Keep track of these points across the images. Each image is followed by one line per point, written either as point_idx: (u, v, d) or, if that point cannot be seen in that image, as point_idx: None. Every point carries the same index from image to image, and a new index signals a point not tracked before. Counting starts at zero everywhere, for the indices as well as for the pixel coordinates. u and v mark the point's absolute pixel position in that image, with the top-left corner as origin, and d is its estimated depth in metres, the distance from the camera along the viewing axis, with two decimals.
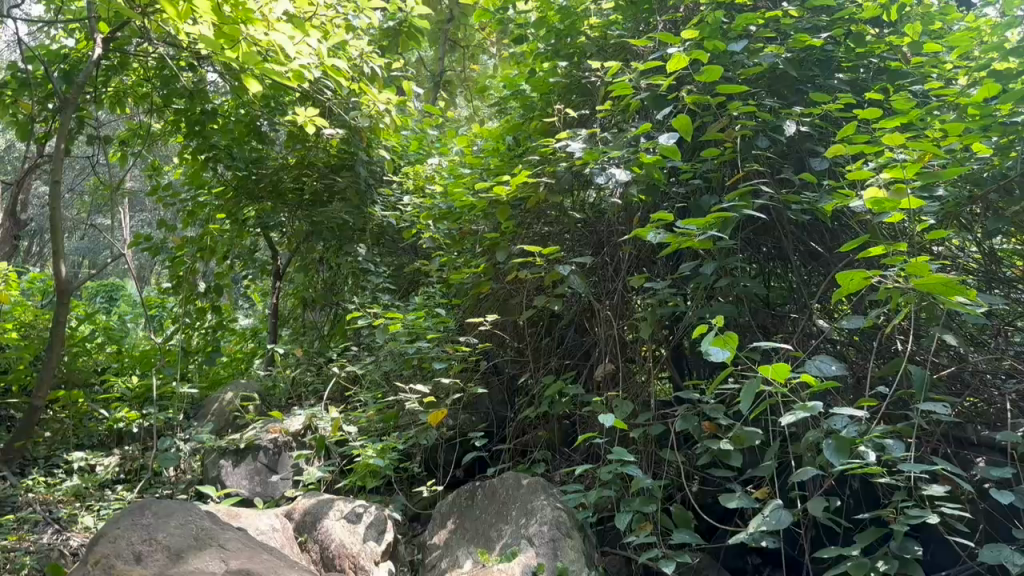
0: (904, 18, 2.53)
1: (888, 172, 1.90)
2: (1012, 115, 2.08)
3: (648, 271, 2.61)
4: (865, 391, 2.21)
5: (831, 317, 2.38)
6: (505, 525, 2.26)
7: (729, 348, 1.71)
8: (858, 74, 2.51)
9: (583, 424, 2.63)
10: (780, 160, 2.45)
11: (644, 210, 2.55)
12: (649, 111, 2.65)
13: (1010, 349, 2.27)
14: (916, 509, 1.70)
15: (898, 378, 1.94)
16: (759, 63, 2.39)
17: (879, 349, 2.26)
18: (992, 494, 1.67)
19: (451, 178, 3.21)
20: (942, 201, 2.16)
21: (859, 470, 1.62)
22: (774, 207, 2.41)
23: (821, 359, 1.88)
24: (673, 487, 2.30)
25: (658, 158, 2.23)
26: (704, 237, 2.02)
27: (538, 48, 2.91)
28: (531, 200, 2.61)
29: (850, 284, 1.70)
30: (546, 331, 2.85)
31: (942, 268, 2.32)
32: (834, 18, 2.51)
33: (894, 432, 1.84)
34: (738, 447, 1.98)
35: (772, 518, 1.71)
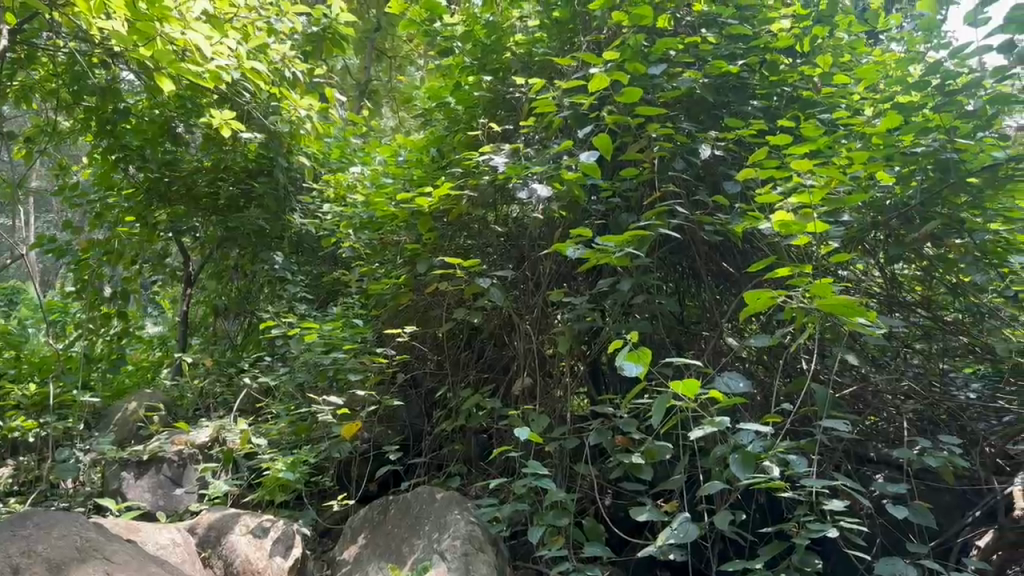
0: (817, 49, 2.61)
1: (797, 196, 1.98)
2: (914, 146, 2.16)
3: (568, 286, 2.64)
4: (771, 409, 2.30)
5: (741, 335, 2.44)
6: (417, 539, 2.24)
7: (642, 363, 1.73)
8: (772, 102, 2.59)
9: (500, 438, 2.62)
10: (695, 181, 2.50)
11: (564, 225, 2.57)
12: (572, 129, 2.68)
13: (908, 370, 2.37)
14: (817, 523, 1.75)
15: (802, 395, 2.01)
16: (678, 87, 2.47)
17: (786, 367, 2.33)
18: (888, 508, 1.73)
19: (373, 187, 3.17)
20: (847, 227, 2.25)
21: (763, 484, 1.66)
22: (690, 227, 2.46)
23: (730, 375, 1.92)
24: (586, 501, 2.31)
25: (579, 176, 2.26)
26: (621, 253, 2.05)
27: (463, 61, 2.90)
28: (453, 212, 2.58)
29: (757, 304, 1.75)
30: (465, 343, 2.83)
31: (846, 290, 2.40)
32: (750, 47, 2.60)
33: (797, 447, 1.89)
34: (651, 461, 2.00)
35: (680, 532, 1.74)
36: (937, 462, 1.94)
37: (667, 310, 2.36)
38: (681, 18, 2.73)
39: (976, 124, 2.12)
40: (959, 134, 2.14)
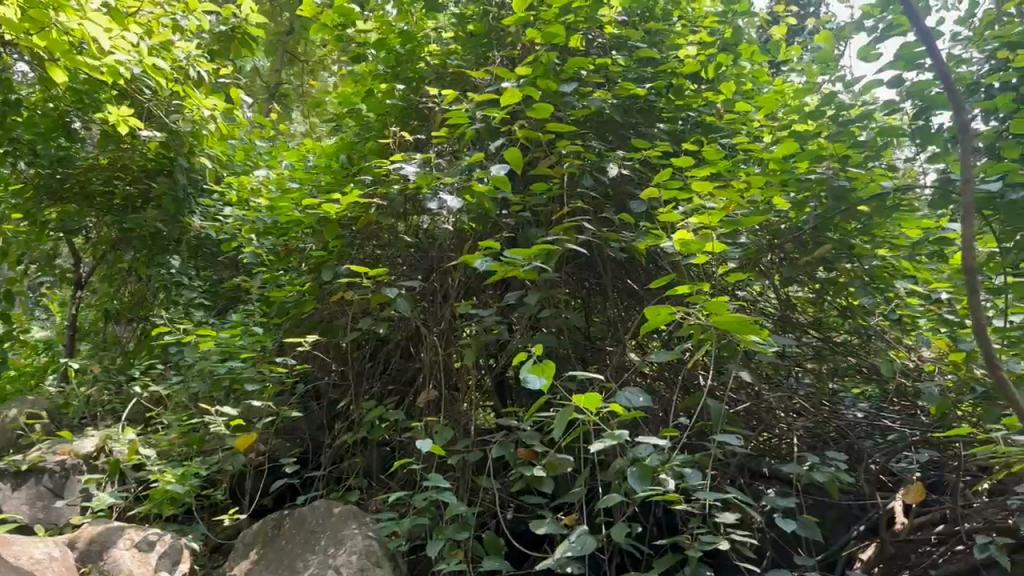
0: (722, 77, 2.70)
1: (697, 217, 2.05)
2: (809, 173, 2.26)
3: (476, 299, 2.63)
4: (669, 422, 2.32)
5: (643, 351, 2.49)
6: (312, 554, 2.18)
7: (546, 376, 1.74)
8: (677, 126, 2.67)
9: (401, 451, 2.59)
10: (603, 201, 2.55)
11: (474, 238, 2.56)
12: (483, 142, 2.67)
13: (798, 389, 2.48)
14: (710, 535, 1.79)
15: (698, 410, 2.06)
16: (588, 107, 2.50)
17: (684, 383, 2.39)
18: (776, 522, 1.78)
19: (278, 192, 3.11)
20: (745, 248, 2.33)
21: (659, 497, 1.69)
22: (596, 244, 2.49)
23: (630, 390, 1.95)
24: (487, 515, 2.30)
25: (489, 188, 2.26)
26: (529, 266, 2.06)
27: (377, 68, 2.90)
28: (360, 220, 2.54)
29: (657, 319, 1.78)
30: (370, 354, 2.79)
31: (743, 309, 2.47)
32: (657, 71, 2.67)
33: (693, 461, 1.94)
34: (552, 474, 2.01)
35: (577, 544, 1.76)
36: (824, 477, 2.01)
37: (572, 324, 2.38)
38: (593, 39, 2.78)
39: (867, 153, 2.22)
40: (852, 162, 2.23)
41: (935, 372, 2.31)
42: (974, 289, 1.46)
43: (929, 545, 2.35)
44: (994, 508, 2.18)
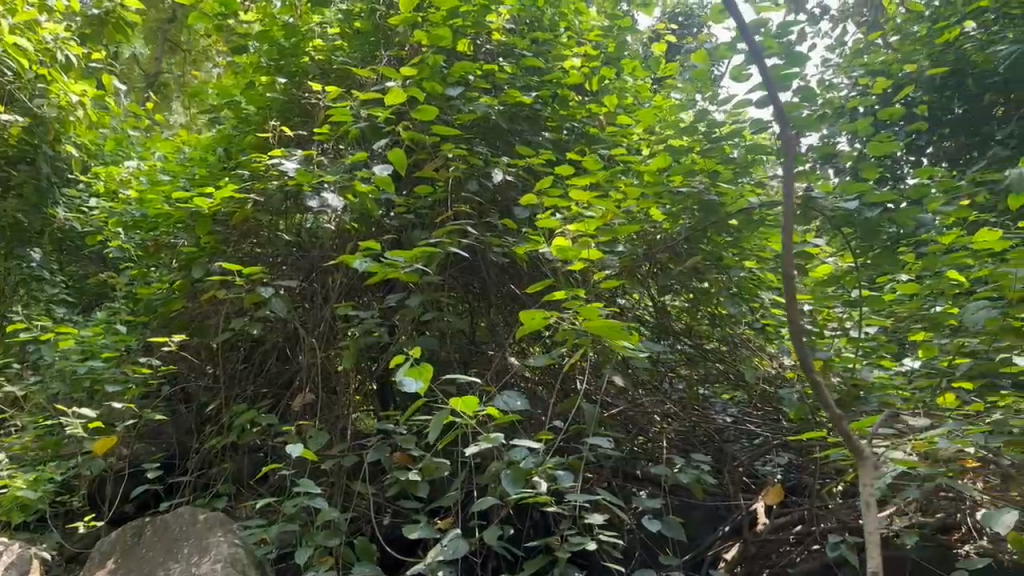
0: (605, 90, 2.76)
1: (575, 224, 2.10)
2: (682, 186, 2.30)
3: (356, 301, 2.56)
4: (545, 426, 2.35)
5: (522, 355, 2.49)
6: (174, 563, 2.10)
7: (423, 379, 1.70)
8: (562, 135, 2.69)
9: (273, 455, 2.52)
10: (487, 205, 2.51)
11: (355, 238, 2.52)
12: (367, 141, 2.63)
13: (673, 393, 2.55)
14: (579, 537, 1.82)
15: (573, 413, 2.09)
16: (473, 111, 2.49)
17: (562, 385, 2.41)
18: (644, 522, 1.83)
19: (147, 184, 2.97)
20: (622, 256, 2.38)
21: (530, 499, 1.71)
22: (479, 248, 2.49)
23: (508, 393, 1.95)
24: (361, 520, 2.26)
25: (372, 188, 2.21)
26: (410, 268, 2.03)
27: (259, 61, 2.81)
28: (236, 217, 2.46)
29: (533, 323, 1.76)
30: (244, 355, 2.70)
31: (620, 316, 2.53)
32: (543, 80, 2.70)
33: (565, 463, 1.96)
34: (427, 478, 2.00)
35: (450, 548, 1.77)
36: (689, 480, 2.08)
37: (453, 327, 2.38)
38: (481, 45, 2.76)
39: (737, 170, 2.28)
40: (722, 178, 2.30)
41: (796, 379, 2.46)
42: (791, 301, 1.54)
43: (788, 545, 2.46)
44: (847, 509, 2.31)
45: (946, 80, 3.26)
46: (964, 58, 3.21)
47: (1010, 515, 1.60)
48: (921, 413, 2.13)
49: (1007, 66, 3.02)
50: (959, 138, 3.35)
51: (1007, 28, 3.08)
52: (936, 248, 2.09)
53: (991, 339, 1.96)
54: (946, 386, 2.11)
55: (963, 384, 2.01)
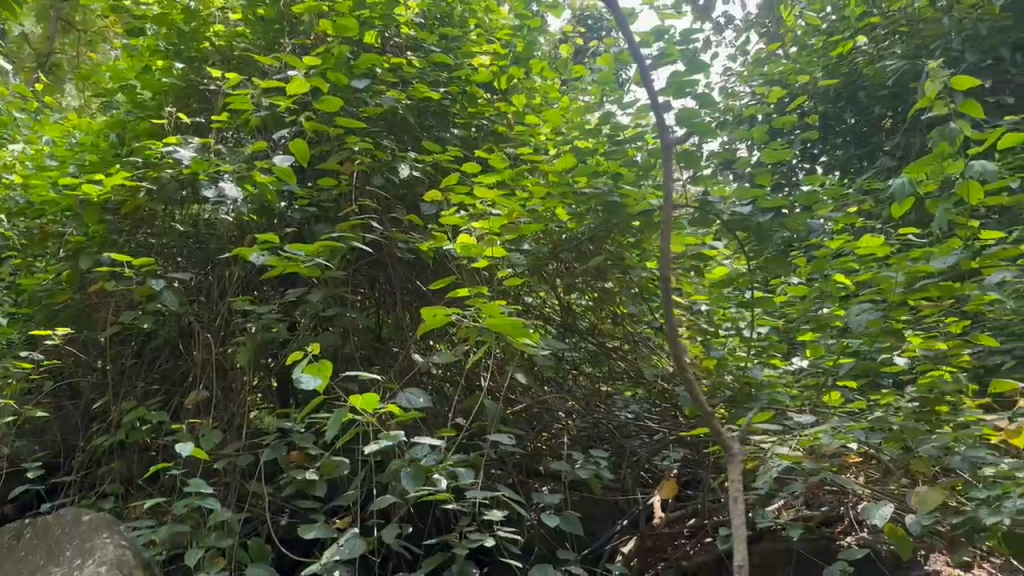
0: (513, 88, 2.76)
1: (480, 221, 2.10)
2: (587, 187, 2.31)
3: (255, 295, 2.50)
4: (446, 424, 2.33)
5: (426, 352, 2.44)
6: (56, 567, 2.02)
7: (322, 377, 1.65)
8: (470, 132, 2.69)
9: (165, 454, 2.43)
10: (393, 200, 2.49)
11: (254, 231, 2.45)
12: (267, 131, 2.56)
13: (577, 391, 2.58)
14: (478, 534, 1.81)
15: (475, 410, 2.10)
16: (380, 105, 2.45)
17: (467, 382, 2.37)
18: (543, 517, 1.86)
19: (33, 168, 2.83)
20: (528, 255, 2.39)
21: (430, 498, 1.69)
22: (384, 243, 2.45)
23: (411, 391, 1.93)
24: (256, 520, 2.21)
25: (271, 179, 2.15)
26: (310, 263, 1.98)
27: (157, 45, 2.72)
28: (127, 205, 2.36)
29: (434, 320, 1.73)
30: (135, 349, 2.60)
31: (525, 314, 2.54)
32: (452, 76, 2.69)
33: (466, 460, 1.96)
34: (324, 477, 1.96)
35: (346, 547, 1.75)
36: (587, 475, 2.11)
37: (356, 324, 2.34)
38: (389, 38, 2.75)
39: (639, 173, 2.29)
40: (625, 179, 2.32)
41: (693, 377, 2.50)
42: (672, 333, 1.69)
43: (684, 538, 2.52)
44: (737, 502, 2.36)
45: (840, 92, 3.42)
46: (856, 72, 3.36)
47: (885, 508, 1.71)
48: (807, 410, 2.22)
49: (895, 81, 3.18)
50: (850, 148, 3.51)
51: (896, 44, 3.24)
52: (825, 253, 2.17)
53: (873, 340, 2.05)
54: (831, 384, 2.20)
55: (846, 382, 2.10)
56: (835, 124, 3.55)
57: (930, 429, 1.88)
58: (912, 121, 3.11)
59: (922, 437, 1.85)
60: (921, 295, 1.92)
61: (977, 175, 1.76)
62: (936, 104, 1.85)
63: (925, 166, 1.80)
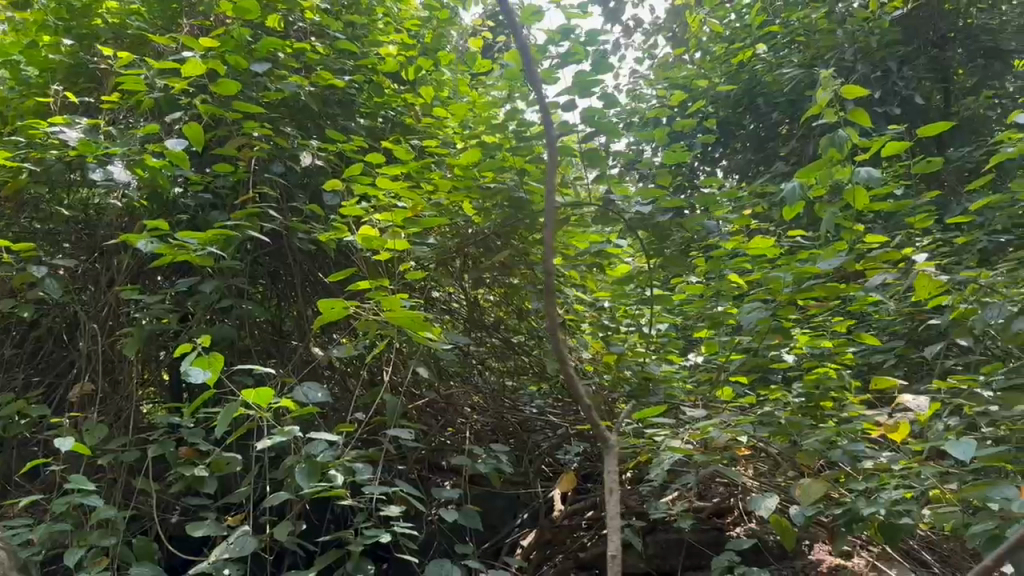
0: (421, 80, 2.73)
1: (383, 213, 2.07)
2: (492, 182, 2.30)
3: (145, 284, 2.39)
4: (344, 419, 2.29)
5: (327, 345, 2.39)
6: None
7: (212, 370, 1.60)
8: (376, 122, 2.66)
9: (46, 450, 2.32)
10: (294, 189, 2.43)
11: (146, 218, 2.35)
12: (162, 113, 2.46)
13: (482, 385, 2.57)
14: (374, 530, 1.79)
15: (374, 406, 2.07)
16: (281, 90, 2.38)
17: (368, 376, 2.33)
18: (441, 512, 1.85)
19: None
20: (432, 248, 2.37)
21: (324, 494, 1.66)
22: (283, 233, 2.39)
23: (308, 385, 1.89)
24: (143, 518, 2.12)
25: (165, 164, 2.07)
26: (202, 251, 1.92)
27: (45, 18, 2.54)
28: (7, 186, 2.23)
29: (330, 313, 1.70)
30: (14, 339, 2.47)
31: (428, 308, 2.52)
32: (357, 64, 2.64)
33: (364, 455, 1.93)
34: (215, 473, 1.90)
35: (237, 545, 1.70)
36: (487, 469, 2.11)
37: (252, 316, 2.27)
38: (293, 22, 2.67)
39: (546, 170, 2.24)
40: (532, 175, 2.27)
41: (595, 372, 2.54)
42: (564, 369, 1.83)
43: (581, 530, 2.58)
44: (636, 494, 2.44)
45: (740, 97, 3.53)
46: (756, 78, 3.45)
47: (770, 499, 1.78)
48: (701, 405, 2.29)
49: (791, 88, 3.29)
50: (749, 152, 3.62)
51: (793, 54, 3.36)
52: (722, 253, 2.23)
53: (763, 337, 2.13)
54: (724, 379, 2.27)
55: (738, 378, 2.20)
56: (735, 129, 3.64)
57: (815, 423, 1.96)
58: (806, 128, 3.23)
59: (806, 431, 1.92)
60: (808, 295, 2.01)
61: (863, 182, 1.84)
62: (827, 112, 1.93)
63: (817, 170, 1.87)
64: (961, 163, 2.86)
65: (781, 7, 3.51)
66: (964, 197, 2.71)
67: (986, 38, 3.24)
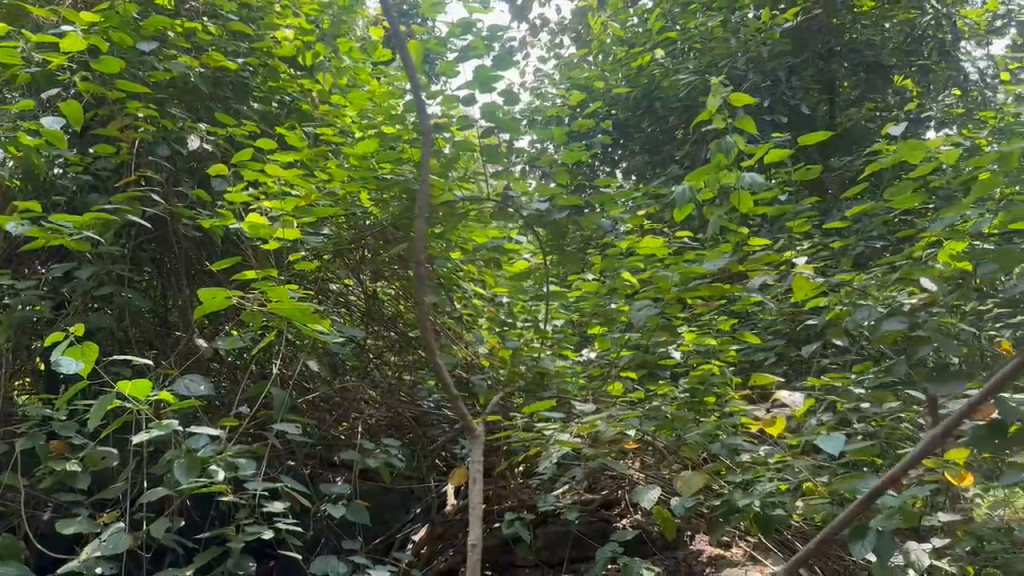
0: (319, 67, 2.68)
1: (273, 201, 2.01)
2: (390, 174, 2.21)
3: (18, 269, 2.27)
4: (229, 412, 2.22)
5: (213, 336, 2.31)
6: None
7: (84, 359, 1.53)
8: (270, 107, 2.60)
9: None
10: (180, 173, 2.34)
11: (20, 198, 2.23)
12: (39, 88, 2.34)
13: (375, 379, 2.54)
14: (257, 526, 1.74)
15: (260, 399, 2.01)
16: (169, 70, 2.29)
17: (257, 369, 2.26)
18: (327, 508, 1.82)
19: None
20: (325, 239, 2.32)
21: (203, 490, 1.59)
22: (169, 219, 2.30)
23: (190, 377, 1.82)
24: (11, 515, 2.01)
25: (39, 142, 1.96)
26: (78, 236, 1.83)
27: None
28: None
29: (211, 303, 1.64)
30: None
31: (321, 299, 2.47)
32: (252, 47, 2.57)
33: (248, 450, 1.87)
34: (88, 468, 1.81)
35: (110, 543, 1.62)
36: (377, 465, 2.08)
37: (134, 305, 2.18)
38: (184, 1, 2.61)
39: (446, 164, 2.23)
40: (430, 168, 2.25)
41: (489, 367, 2.55)
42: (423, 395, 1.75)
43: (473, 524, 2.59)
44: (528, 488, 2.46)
45: (640, 101, 3.61)
46: (653, 83, 3.54)
47: (653, 491, 1.83)
48: (591, 400, 2.33)
49: (686, 94, 3.39)
50: (647, 154, 3.71)
51: (689, 60, 3.46)
52: (615, 252, 2.28)
53: (651, 334, 2.18)
54: (614, 374, 2.31)
55: (628, 374, 2.24)
56: (633, 131, 3.73)
57: (698, 418, 2.02)
58: (699, 133, 3.33)
59: (689, 425, 1.98)
60: (693, 294, 2.08)
61: (747, 187, 1.90)
62: (717, 118, 1.98)
63: (706, 174, 1.92)
64: (842, 171, 3.00)
65: (680, 14, 3.61)
66: (843, 205, 2.85)
67: (869, 53, 3.41)
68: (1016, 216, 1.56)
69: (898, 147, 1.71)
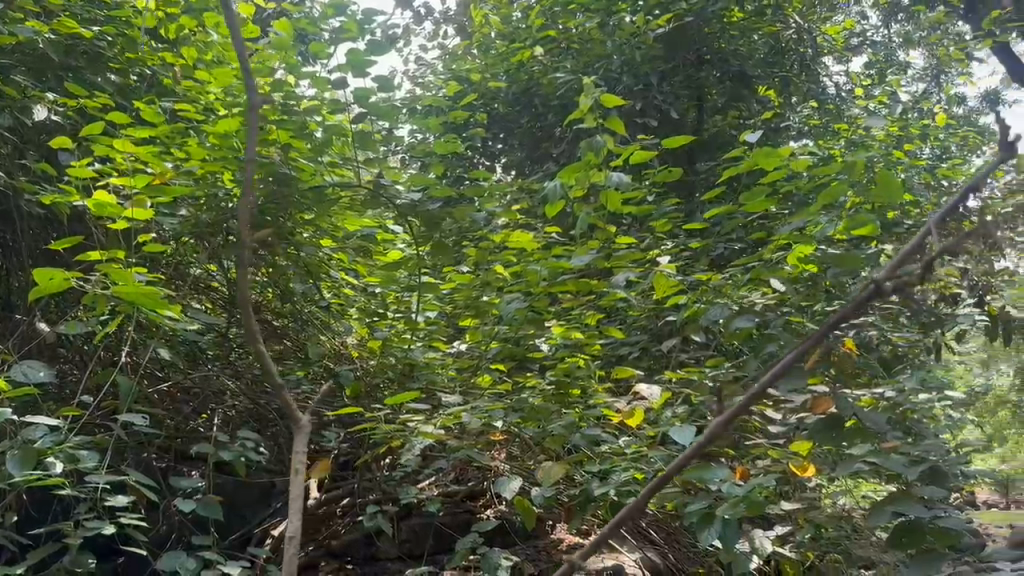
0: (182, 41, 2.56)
1: (126, 178, 1.92)
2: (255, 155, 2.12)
3: None
4: (72, 401, 2.10)
5: (57, 321, 2.18)
6: None
7: None
8: (129, 80, 2.46)
9: None
10: (24, 145, 2.20)
11: None
12: None
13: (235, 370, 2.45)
14: (97, 521, 1.65)
15: (105, 389, 1.91)
16: (14, 34, 2.16)
17: (105, 356, 2.14)
18: (176, 501, 1.75)
19: None
20: (182, 221, 2.22)
21: (37, 484, 1.50)
22: (10, 195, 2.15)
23: (28, 363, 1.71)
24: None
25: None
26: None
27: None
28: None
29: (48, 284, 1.55)
30: None
31: (178, 284, 2.36)
32: (109, 16, 2.44)
33: (90, 442, 1.78)
34: None
35: None
36: (232, 457, 2.01)
37: None
38: None
39: (316, 149, 2.18)
40: (300, 152, 2.18)
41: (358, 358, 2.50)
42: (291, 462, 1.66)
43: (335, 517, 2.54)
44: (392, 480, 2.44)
45: (519, 97, 3.66)
46: (533, 80, 3.59)
47: (514, 482, 1.86)
48: (459, 391, 2.33)
49: (563, 93, 3.45)
50: (523, 150, 3.75)
51: (568, 59, 3.52)
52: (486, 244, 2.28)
53: (518, 327, 2.22)
54: (483, 367, 2.32)
55: (496, 366, 2.26)
56: (511, 126, 3.76)
57: (561, 410, 2.05)
58: (574, 132, 3.39)
59: (551, 417, 2.01)
60: (558, 288, 2.14)
61: (614, 185, 1.95)
62: (589, 116, 2.02)
63: (577, 170, 1.96)
64: (706, 175, 3.13)
65: (559, 13, 3.63)
66: (706, 207, 2.96)
67: (735, 63, 3.55)
68: (857, 223, 1.66)
69: (754, 153, 1.79)
